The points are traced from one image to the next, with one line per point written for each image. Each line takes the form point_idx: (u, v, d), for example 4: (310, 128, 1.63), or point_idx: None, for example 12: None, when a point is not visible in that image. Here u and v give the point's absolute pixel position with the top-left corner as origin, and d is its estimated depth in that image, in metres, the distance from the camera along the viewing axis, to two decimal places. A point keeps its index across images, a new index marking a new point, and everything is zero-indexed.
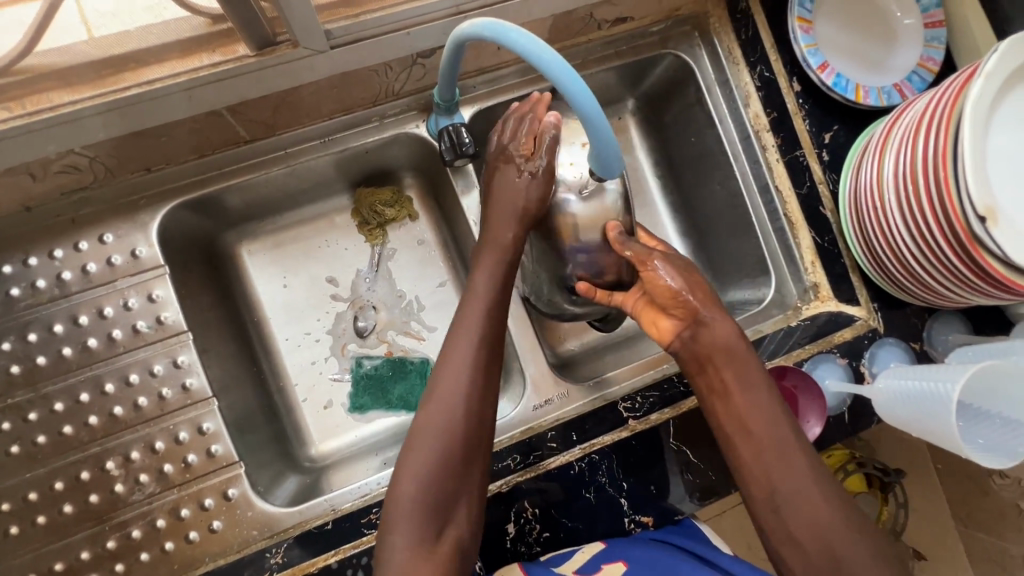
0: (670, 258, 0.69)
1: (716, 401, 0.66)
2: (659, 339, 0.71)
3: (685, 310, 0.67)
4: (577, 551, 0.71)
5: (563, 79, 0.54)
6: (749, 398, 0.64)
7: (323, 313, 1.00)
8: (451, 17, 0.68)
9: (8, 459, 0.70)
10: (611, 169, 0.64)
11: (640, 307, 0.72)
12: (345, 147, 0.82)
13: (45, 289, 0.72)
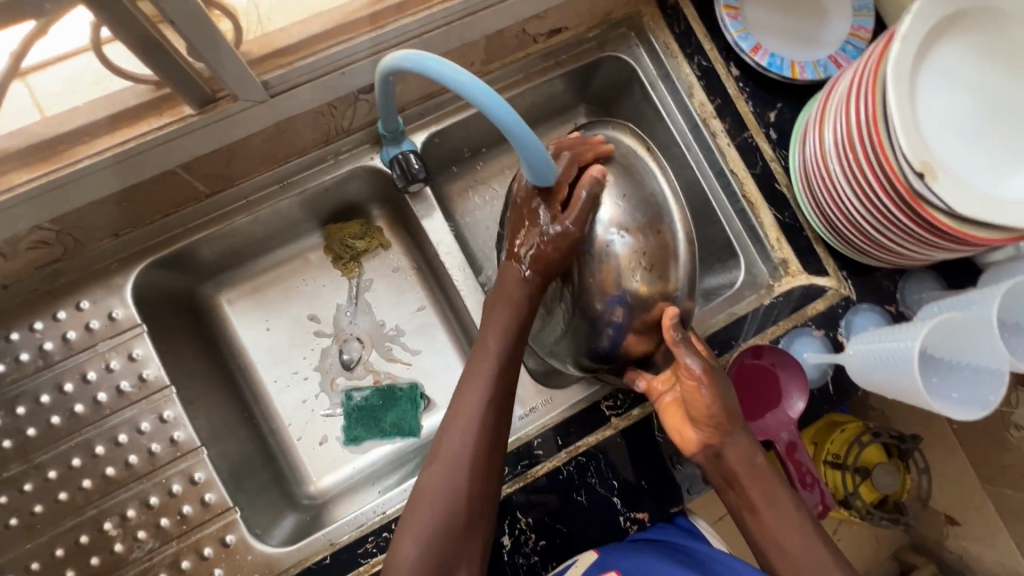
0: (714, 377, 0.70)
1: (747, 517, 0.68)
2: (682, 445, 0.73)
3: (717, 431, 0.69)
4: (573, 566, 0.71)
5: (481, 96, 0.57)
6: (780, 516, 0.66)
7: (308, 351, 1.02)
8: (372, 57, 0.71)
9: (8, 531, 0.72)
10: (547, 175, 0.65)
11: (668, 412, 0.74)
12: (305, 187, 0.84)
13: (29, 361, 0.74)
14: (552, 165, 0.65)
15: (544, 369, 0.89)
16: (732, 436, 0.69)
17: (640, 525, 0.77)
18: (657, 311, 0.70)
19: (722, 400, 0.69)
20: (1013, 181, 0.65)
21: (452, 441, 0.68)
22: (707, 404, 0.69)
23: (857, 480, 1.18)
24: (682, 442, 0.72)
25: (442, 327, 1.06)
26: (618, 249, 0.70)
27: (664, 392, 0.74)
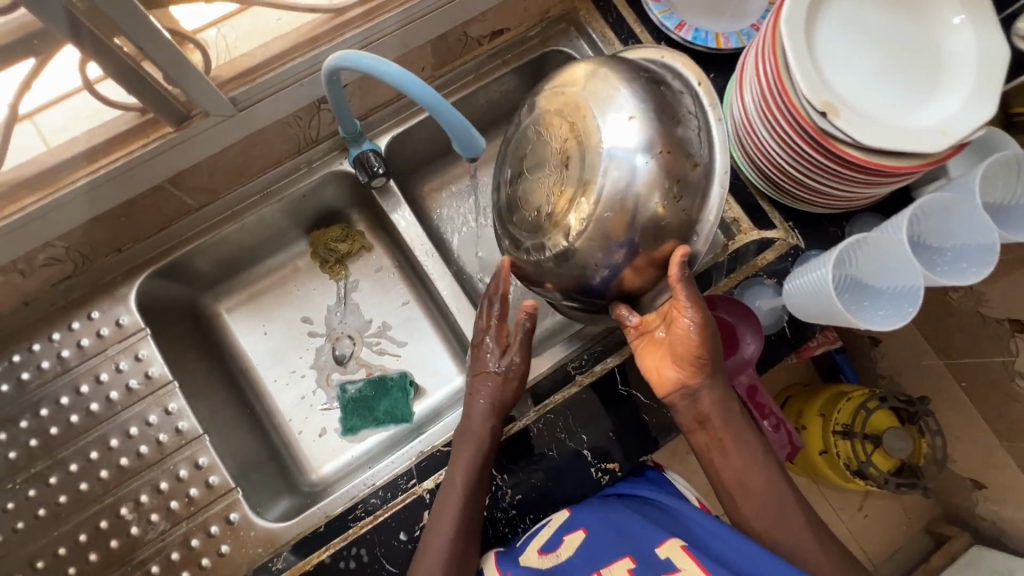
0: (708, 320, 0.70)
1: (715, 457, 0.72)
2: (654, 381, 0.76)
3: (696, 373, 0.72)
4: (544, 526, 0.76)
5: (384, 70, 0.66)
6: (746, 454, 0.70)
7: (303, 351, 1.10)
8: (313, 74, 0.79)
9: (38, 521, 0.80)
10: (475, 148, 0.76)
11: (652, 351, 0.76)
12: (282, 195, 0.93)
13: (49, 368, 0.84)
14: (470, 136, 0.73)
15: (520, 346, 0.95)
16: (710, 382, 0.72)
17: (612, 475, 0.81)
18: (667, 249, 0.70)
19: (709, 343, 0.70)
20: (920, 114, 0.70)
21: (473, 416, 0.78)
22: (691, 345, 0.71)
23: (866, 448, 1.20)
24: (659, 380, 0.75)
25: (425, 318, 1.12)
26: (641, 173, 0.68)
27: (649, 330, 0.76)
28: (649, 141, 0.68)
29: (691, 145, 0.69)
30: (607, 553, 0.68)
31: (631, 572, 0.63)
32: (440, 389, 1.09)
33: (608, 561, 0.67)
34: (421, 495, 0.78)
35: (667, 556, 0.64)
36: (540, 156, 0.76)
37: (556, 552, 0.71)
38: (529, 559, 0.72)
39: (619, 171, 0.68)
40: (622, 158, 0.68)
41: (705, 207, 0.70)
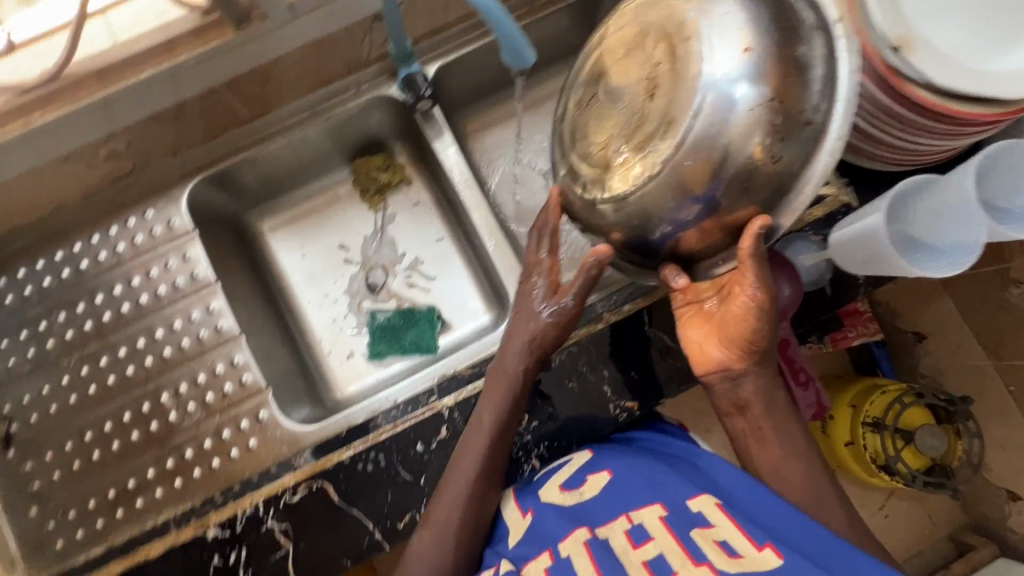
0: (771, 307, 0.64)
1: (751, 445, 0.70)
2: (694, 356, 0.72)
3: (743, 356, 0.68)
4: (566, 464, 0.77)
5: None
6: (786, 442, 0.68)
7: (338, 277, 1.13)
8: None
9: (88, 397, 0.86)
10: (527, 60, 0.77)
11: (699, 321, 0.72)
12: (330, 114, 0.95)
13: (106, 258, 0.89)
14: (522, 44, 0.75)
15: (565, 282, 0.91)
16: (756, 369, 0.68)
17: (629, 413, 0.81)
18: (741, 216, 0.61)
19: (766, 331, 0.65)
20: (1006, 59, 0.65)
21: (506, 359, 0.76)
22: (747, 328, 0.66)
23: (897, 442, 1.17)
24: (701, 357, 0.71)
25: (457, 255, 1.13)
26: (740, 113, 0.57)
27: (699, 300, 0.72)
28: (757, 72, 0.57)
29: (806, 88, 0.58)
30: (636, 497, 0.70)
31: (662, 521, 0.66)
32: (466, 325, 1.10)
33: (636, 505, 0.69)
34: (441, 411, 0.80)
35: (699, 509, 0.65)
36: (623, 83, 0.67)
37: (580, 489, 0.74)
38: (551, 494, 0.75)
39: (713, 108, 0.57)
40: (721, 90, 0.57)
41: (806, 169, 0.59)
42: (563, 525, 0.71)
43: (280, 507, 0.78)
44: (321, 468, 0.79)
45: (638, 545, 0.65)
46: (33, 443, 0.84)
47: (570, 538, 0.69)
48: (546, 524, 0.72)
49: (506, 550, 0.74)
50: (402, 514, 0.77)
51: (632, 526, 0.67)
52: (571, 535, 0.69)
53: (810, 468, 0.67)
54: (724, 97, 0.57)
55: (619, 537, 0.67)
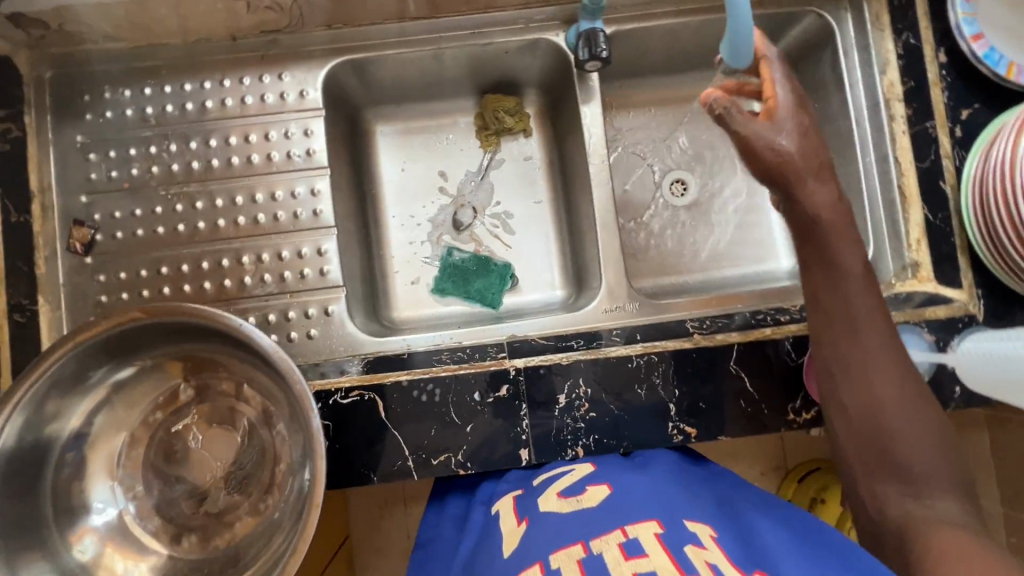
0: None
1: (826, 334, 0.71)
2: None
3: (893, 453, 0.65)
4: (567, 472, 0.73)
5: None
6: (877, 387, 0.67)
7: (428, 202, 1.11)
8: None
9: (175, 234, 0.85)
10: (744, 63, 0.74)
11: (850, 408, 0.68)
12: (490, 41, 0.92)
13: (231, 106, 0.87)
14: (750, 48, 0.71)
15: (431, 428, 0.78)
16: (909, 478, 0.64)
17: (684, 438, 0.79)
18: None
19: None
20: None
21: None
22: None
23: None
24: None
25: (548, 223, 1.11)
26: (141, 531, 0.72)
27: None
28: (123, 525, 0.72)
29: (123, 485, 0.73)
30: (629, 513, 0.60)
31: (658, 536, 0.55)
32: (535, 293, 1.09)
33: (631, 520, 0.58)
34: (507, 369, 0.79)
35: (695, 532, 0.57)
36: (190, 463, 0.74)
37: (576, 498, 0.66)
38: (548, 503, 0.67)
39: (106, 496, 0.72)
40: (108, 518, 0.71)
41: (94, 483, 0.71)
42: (558, 535, 0.59)
43: (328, 405, 0.77)
44: (376, 380, 0.78)
45: (632, 557, 0.51)
46: (112, 258, 0.84)
47: (563, 551, 0.56)
48: (538, 531, 0.61)
49: (497, 559, 0.60)
50: (439, 452, 0.77)
51: (628, 539, 0.55)
52: (563, 549, 0.56)
53: (894, 393, 0.67)
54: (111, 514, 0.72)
55: (613, 550, 0.53)
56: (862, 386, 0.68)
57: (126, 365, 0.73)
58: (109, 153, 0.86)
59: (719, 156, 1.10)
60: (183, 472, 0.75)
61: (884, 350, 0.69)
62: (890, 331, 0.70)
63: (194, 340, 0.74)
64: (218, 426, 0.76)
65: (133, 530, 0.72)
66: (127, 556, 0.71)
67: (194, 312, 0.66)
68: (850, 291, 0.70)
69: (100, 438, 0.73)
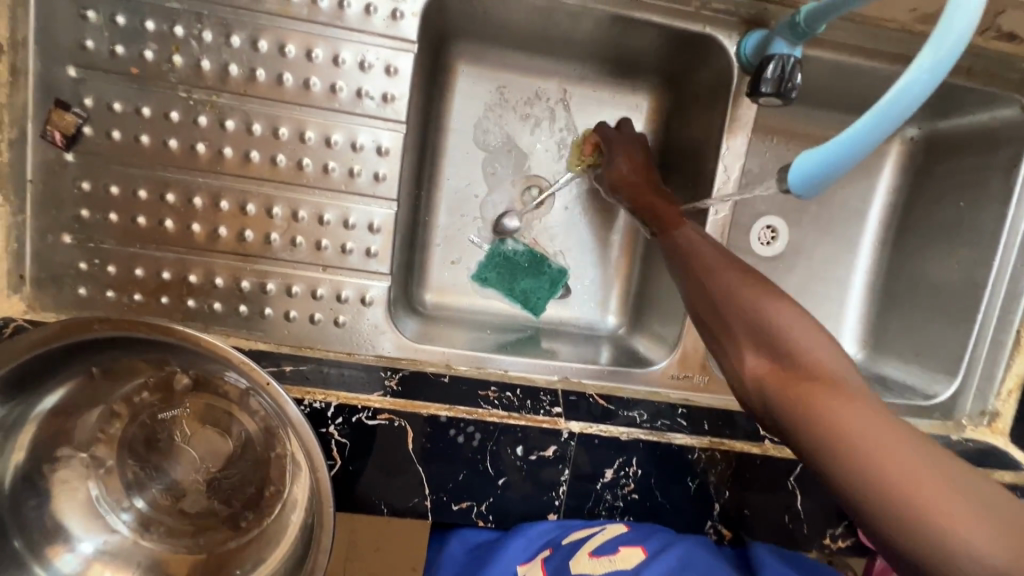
0: None
1: (721, 317, 0.55)
2: None
3: (798, 371, 0.48)
4: (599, 532, 0.67)
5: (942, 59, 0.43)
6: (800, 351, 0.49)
7: (493, 172, 0.92)
8: None
9: (191, 155, 0.66)
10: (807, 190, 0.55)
11: (750, 357, 0.52)
12: (645, 15, 0.72)
13: (297, 3, 0.64)
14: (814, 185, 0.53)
15: (448, 473, 0.68)
16: (819, 379, 0.47)
17: (717, 539, 0.74)
18: None
19: None
20: None
21: None
22: None
23: None
24: None
25: (621, 234, 0.96)
26: (129, 541, 0.63)
27: None
28: (105, 543, 0.62)
29: (97, 502, 0.62)
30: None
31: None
32: (584, 310, 0.97)
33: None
34: (560, 431, 0.69)
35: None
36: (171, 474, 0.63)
37: (610, 558, 0.61)
38: (580, 564, 0.61)
39: (82, 513, 0.61)
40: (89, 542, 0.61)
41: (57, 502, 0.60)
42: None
43: (350, 422, 0.66)
44: (411, 408, 0.67)
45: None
46: (100, 163, 0.65)
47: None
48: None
49: None
50: (462, 498, 0.68)
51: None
52: None
53: (817, 354, 0.48)
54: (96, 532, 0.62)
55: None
56: (770, 365, 0.50)
57: (105, 354, 0.58)
58: (116, 18, 0.62)
59: (820, 213, 0.99)
60: (166, 465, 0.63)
61: (749, 279, 0.56)
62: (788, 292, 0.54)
63: (185, 347, 0.58)
64: (205, 434, 0.64)
65: (119, 543, 0.62)
66: (116, 568, 0.62)
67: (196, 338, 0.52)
68: (725, 265, 0.59)
69: (66, 434, 0.60)
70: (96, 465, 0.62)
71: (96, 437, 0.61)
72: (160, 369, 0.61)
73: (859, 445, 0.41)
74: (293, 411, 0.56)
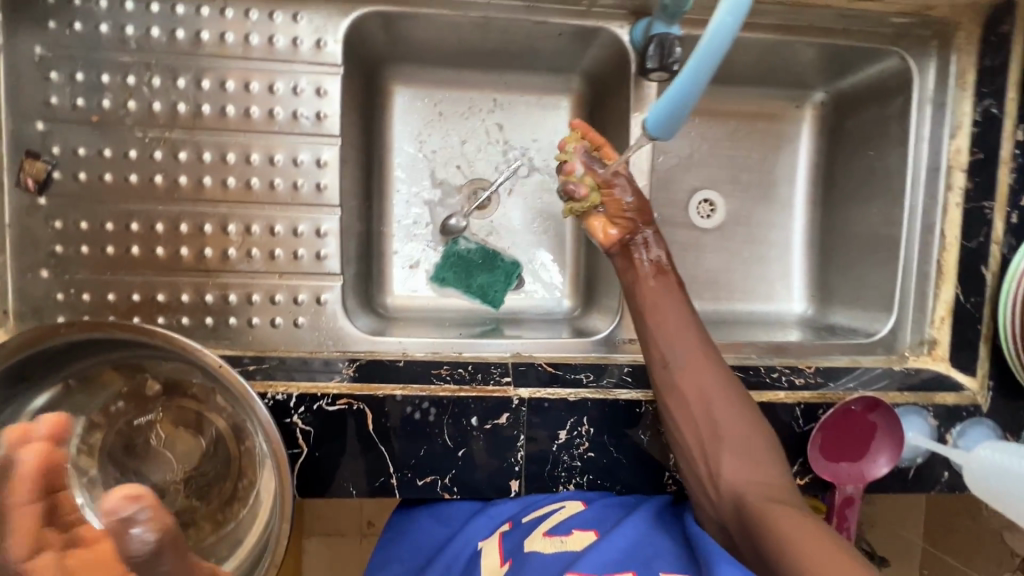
0: None
1: (667, 395, 0.68)
2: None
3: (776, 496, 0.59)
4: (558, 510, 0.69)
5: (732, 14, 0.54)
6: (732, 432, 0.64)
7: (438, 179, 0.99)
8: None
9: (150, 186, 0.73)
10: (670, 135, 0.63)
11: (692, 437, 0.66)
12: (545, 19, 0.81)
13: (232, 44, 0.73)
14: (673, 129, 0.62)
15: (408, 450, 0.72)
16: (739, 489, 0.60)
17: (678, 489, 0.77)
18: None
19: None
20: None
21: None
22: None
23: None
24: None
25: (566, 222, 1.02)
26: None
27: None
28: None
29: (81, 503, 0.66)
30: (607, 559, 0.57)
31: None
32: (539, 298, 1.02)
33: (608, 568, 0.56)
34: (510, 398, 0.73)
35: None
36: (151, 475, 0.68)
37: (562, 538, 0.64)
38: (533, 542, 0.64)
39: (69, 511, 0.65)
40: None
41: None
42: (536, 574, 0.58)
43: (311, 410, 0.71)
44: (365, 390, 0.71)
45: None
46: (71, 202, 0.72)
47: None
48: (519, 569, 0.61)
49: None
50: (426, 473, 0.73)
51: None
52: None
53: (741, 441, 0.63)
54: None
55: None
56: (714, 449, 0.64)
57: (81, 362, 0.65)
58: (76, 76, 0.71)
59: (752, 181, 1.04)
60: (144, 469, 0.68)
61: (730, 397, 0.66)
62: (734, 383, 0.67)
63: (153, 349, 0.64)
64: (179, 435, 0.69)
65: None
66: None
67: (154, 334, 0.57)
68: (689, 348, 0.68)
69: None
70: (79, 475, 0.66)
71: (79, 447, 0.66)
72: (135, 376, 0.67)
73: (795, 545, 0.52)
74: (257, 401, 0.59)
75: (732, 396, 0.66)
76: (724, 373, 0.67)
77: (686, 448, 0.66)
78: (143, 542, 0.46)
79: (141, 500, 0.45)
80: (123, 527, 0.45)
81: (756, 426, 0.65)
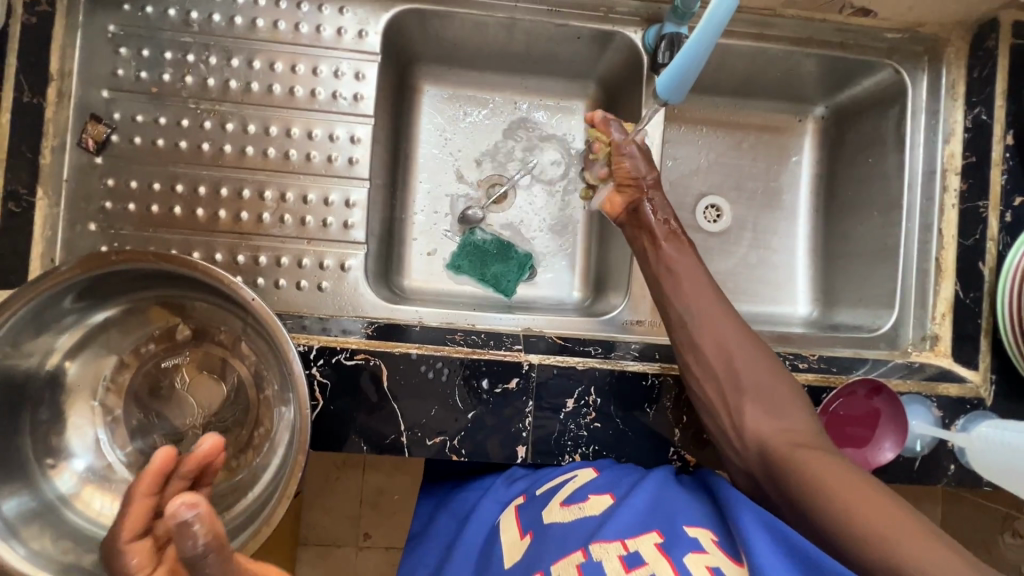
0: None
1: (688, 353, 0.74)
2: None
3: (798, 438, 0.64)
4: (571, 479, 0.70)
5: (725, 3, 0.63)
6: (751, 383, 0.69)
7: (460, 171, 1.05)
8: None
9: (197, 152, 0.80)
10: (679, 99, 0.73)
11: (713, 391, 0.71)
12: (566, 23, 0.90)
13: (284, 31, 0.81)
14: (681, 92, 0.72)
15: (420, 409, 0.74)
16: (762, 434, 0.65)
17: (682, 465, 0.78)
18: None
19: None
20: None
21: None
22: None
23: None
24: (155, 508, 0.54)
25: (579, 217, 1.07)
26: (120, 470, 0.69)
27: None
28: (101, 466, 0.68)
29: (105, 433, 0.69)
30: (630, 521, 0.58)
31: (659, 547, 0.54)
32: (550, 288, 1.06)
33: (631, 532, 0.56)
34: (521, 363, 0.76)
35: (696, 536, 0.56)
36: (172, 414, 0.70)
37: (579, 506, 0.63)
38: (551, 513, 0.64)
39: (91, 439, 0.68)
40: (90, 461, 0.68)
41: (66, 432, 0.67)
42: (558, 544, 0.58)
43: (330, 362, 0.73)
44: (383, 347, 0.75)
45: (631, 570, 0.51)
46: (124, 163, 0.79)
47: (563, 559, 0.55)
48: (539, 543, 0.60)
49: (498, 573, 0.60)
50: (436, 433, 0.74)
51: (629, 552, 0.53)
52: (564, 558, 0.55)
53: (761, 390, 0.69)
54: (102, 452, 0.68)
55: (612, 561, 0.53)
56: (735, 400, 0.69)
57: (122, 299, 0.68)
58: (142, 52, 0.79)
59: (757, 189, 1.09)
60: (166, 411, 0.70)
61: (748, 352, 0.71)
62: (750, 338, 0.73)
63: (193, 289, 0.68)
64: (202, 380, 0.71)
65: (115, 473, 0.68)
66: (107, 493, 0.67)
67: (196, 267, 0.61)
68: (706, 307, 0.75)
69: (81, 380, 0.68)
70: (105, 411, 0.69)
71: (108, 384, 0.70)
72: (169, 320, 0.71)
73: (819, 478, 0.57)
74: (290, 343, 0.62)
75: (749, 351, 0.72)
76: (740, 329, 0.73)
77: (708, 401, 0.71)
78: (194, 545, 0.46)
79: (198, 506, 0.46)
80: (181, 531, 0.46)
81: (774, 376, 0.70)
